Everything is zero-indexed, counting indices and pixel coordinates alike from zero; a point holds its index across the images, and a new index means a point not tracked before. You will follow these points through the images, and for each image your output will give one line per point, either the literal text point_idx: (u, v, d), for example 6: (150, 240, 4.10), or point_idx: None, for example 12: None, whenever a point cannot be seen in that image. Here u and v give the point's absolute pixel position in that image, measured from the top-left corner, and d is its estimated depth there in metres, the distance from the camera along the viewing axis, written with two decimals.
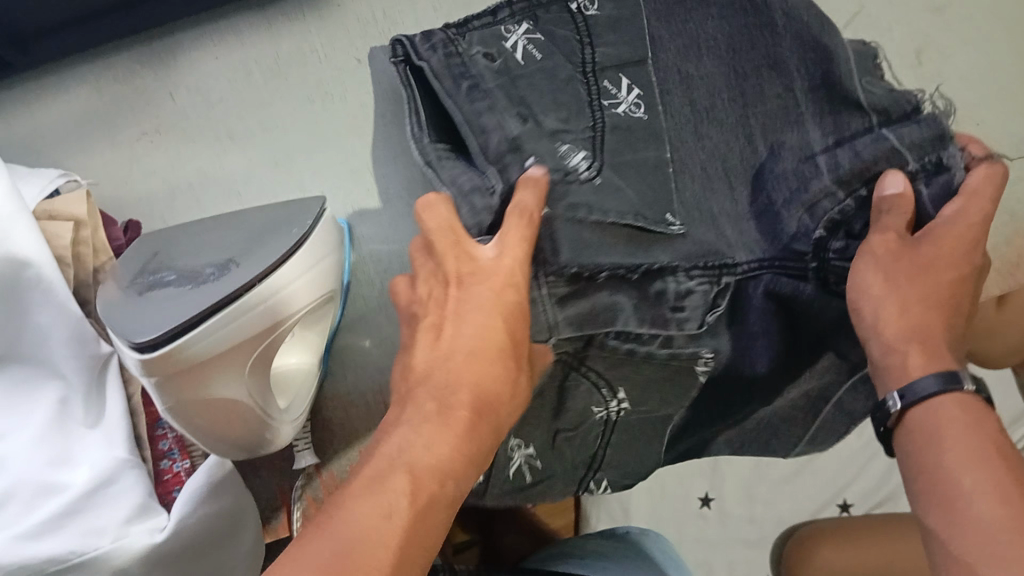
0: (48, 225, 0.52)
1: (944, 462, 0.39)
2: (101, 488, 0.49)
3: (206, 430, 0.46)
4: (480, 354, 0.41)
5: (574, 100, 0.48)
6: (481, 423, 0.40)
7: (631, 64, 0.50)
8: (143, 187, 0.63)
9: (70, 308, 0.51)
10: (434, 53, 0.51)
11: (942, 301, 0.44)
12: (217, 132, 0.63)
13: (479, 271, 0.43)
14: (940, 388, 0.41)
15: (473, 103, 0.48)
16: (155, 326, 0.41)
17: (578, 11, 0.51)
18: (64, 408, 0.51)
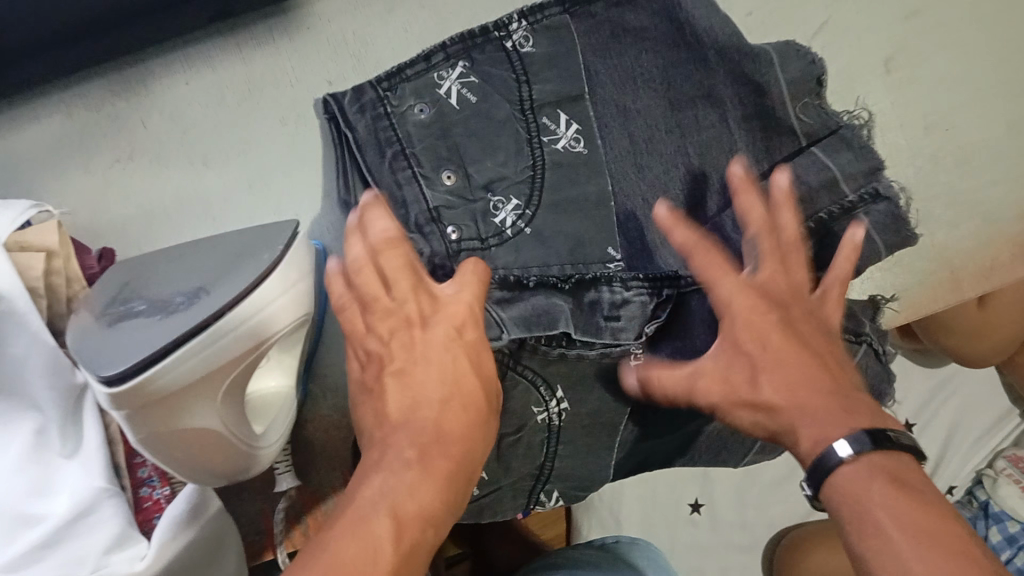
0: (19, 256, 0.51)
1: (874, 521, 0.42)
2: (80, 518, 0.49)
3: (179, 459, 0.46)
4: (451, 399, 0.45)
5: (512, 143, 0.56)
6: (453, 476, 0.43)
7: (569, 99, 0.57)
8: (118, 213, 0.62)
9: (44, 336, 0.51)
10: (365, 116, 0.54)
11: (794, 371, 0.50)
12: (191, 156, 0.63)
13: (438, 309, 0.48)
14: (863, 449, 0.45)
15: (397, 171, 0.54)
16: (125, 358, 0.41)
17: (514, 48, 0.57)
18: (40, 438, 0.51)
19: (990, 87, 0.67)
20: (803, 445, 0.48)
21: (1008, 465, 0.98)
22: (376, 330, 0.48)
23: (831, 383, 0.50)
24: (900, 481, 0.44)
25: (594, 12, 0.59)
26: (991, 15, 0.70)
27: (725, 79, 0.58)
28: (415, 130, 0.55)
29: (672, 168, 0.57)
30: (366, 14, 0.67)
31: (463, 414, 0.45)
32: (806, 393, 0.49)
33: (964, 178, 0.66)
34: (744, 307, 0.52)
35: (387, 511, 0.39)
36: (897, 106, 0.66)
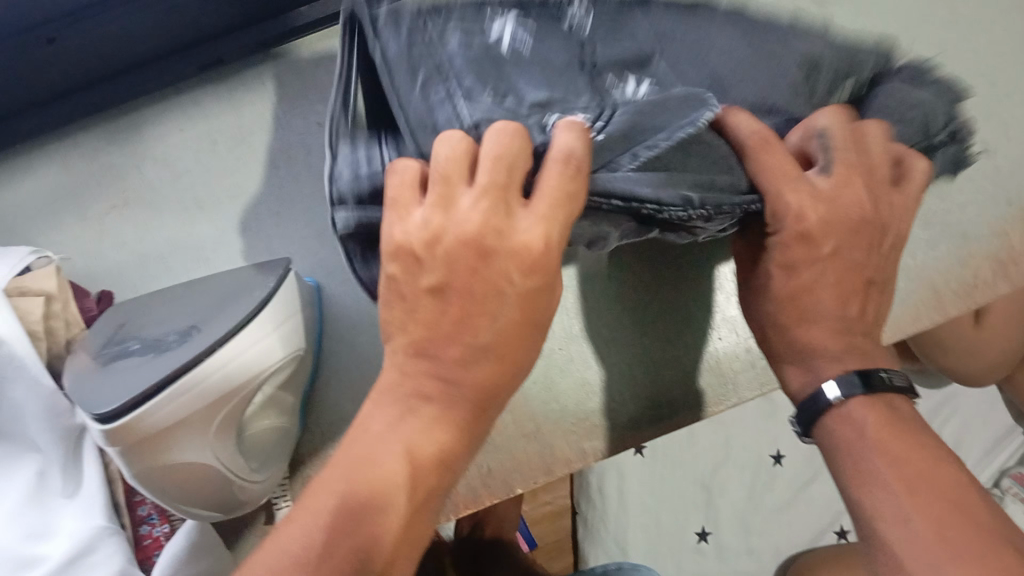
0: (19, 300, 0.52)
1: (867, 467, 0.43)
2: (79, 559, 0.50)
3: (173, 493, 0.47)
4: (503, 347, 0.43)
5: (568, 82, 0.47)
6: (471, 407, 0.44)
7: (634, 63, 0.51)
8: (117, 258, 0.64)
9: (43, 381, 0.52)
10: (399, 31, 0.47)
11: (822, 299, 0.48)
12: (187, 200, 0.65)
13: (506, 237, 0.41)
14: (856, 393, 0.45)
15: (426, 93, 0.45)
16: (118, 395, 0.43)
17: (576, 20, 0.52)
18: (40, 480, 0.52)
19: (960, 107, 0.70)
20: (789, 378, 0.49)
21: (1012, 484, 0.97)
22: (432, 216, 0.42)
23: (853, 349, 0.47)
24: (891, 423, 0.44)
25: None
26: (967, 42, 0.71)
27: (805, 46, 0.52)
28: (451, 57, 0.46)
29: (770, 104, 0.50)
30: None
31: (509, 348, 0.43)
32: (819, 334, 0.48)
33: (949, 199, 0.67)
34: (812, 224, 0.46)
35: (402, 452, 0.41)
36: None
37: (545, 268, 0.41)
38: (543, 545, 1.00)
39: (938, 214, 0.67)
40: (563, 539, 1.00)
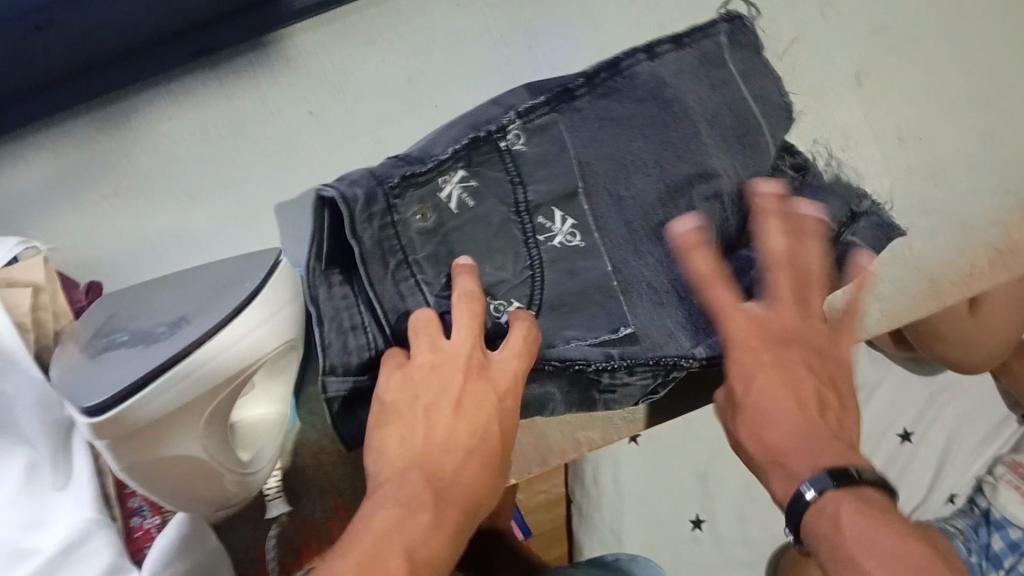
0: (7, 292, 0.52)
1: (854, 551, 0.44)
2: (72, 549, 0.50)
3: (163, 487, 0.47)
4: (483, 448, 0.51)
5: (509, 245, 0.57)
6: (457, 520, 0.47)
7: (568, 197, 0.57)
8: (107, 248, 0.63)
9: (32, 373, 0.52)
10: (371, 225, 0.53)
11: (772, 408, 0.52)
12: (178, 190, 0.64)
13: (486, 368, 0.53)
14: (830, 487, 0.47)
15: (397, 285, 0.55)
16: (107, 388, 0.42)
17: (508, 147, 0.57)
18: (31, 474, 0.52)
19: (956, 95, 0.69)
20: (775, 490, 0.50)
21: (1006, 472, 0.98)
22: (426, 357, 0.53)
23: (802, 419, 0.51)
24: (865, 509, 0.46)
25: (579, 107, 0.58)
26: (967, 28, 0.71)
27: (719, 150, 0.58)
28: (417, 237, 0.55)
29: (675, 252, 0.58)
30: (346, 46, 0.68)
31: (485, 468, 0.50)
32: (779, 437, 0.51)
33: (946, 187, 0.67)
34: (753, 338, 0.54)
35: (404, 554, 0.43)
36: (869, 118, 0.68)
37: (512, 393, 0.53)
38: (538, 534, 1.01)
39: (934, 203, 0.67)
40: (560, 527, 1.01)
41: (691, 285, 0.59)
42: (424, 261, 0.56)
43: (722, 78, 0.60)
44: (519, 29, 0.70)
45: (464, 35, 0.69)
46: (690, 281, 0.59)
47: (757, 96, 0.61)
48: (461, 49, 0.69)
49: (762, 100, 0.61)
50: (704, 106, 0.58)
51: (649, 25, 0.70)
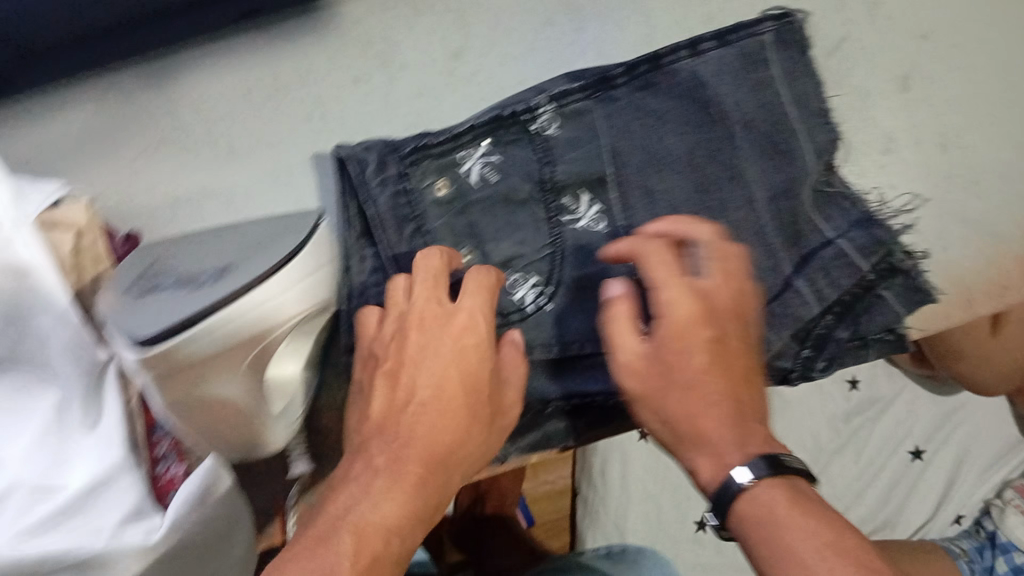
0: (52, 232, 0.52)
1: (794, 543, 0.43)
2: (96, 491, 0.51)
3: (198, 426, 0.49)
4: (451, 409, 0.50)
5: (530, 221, 0.61)
6: (423, 470, 0.48)
7: (594, 182, 0.60)
8: (140, 199, 0.62)
9: (70, 314, 0.52)
10: (384, 188, 0.58)
11: (711, 395, 0.49)
12: (216, 147, 0.64)
13: (443, 318, 0.52)
14: (764, 474, 0.46)
15: (415, 250, 0.59)
16: (161, 320, 0.42)
17: (539, 131, 0.60)
18: (60, 413, 0.52)
19: (1002, 105, 0.69)
20: (698, 468, 0.49)
21: (1015, 497, 1.01)
22: (389, 326, 0.53)
23: (733, 407, 0.49)
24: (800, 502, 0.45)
25: (616, 96, 0.61)
26: (1011, 37, 0.71)
27: (751, 155, 0.61)
28: (434, 208, 0.59)
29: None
30: (396, 14, 0.68)
31: (451, 415, 0.50)
32: (711, 422, 0.49)
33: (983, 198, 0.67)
34: (691, 317, 0.51)
35: (349, 529, 0.45)
36: (914, 122, 0.67)
37: (473, 333, 0.52)
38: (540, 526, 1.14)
39: (967, 213, 0.66)
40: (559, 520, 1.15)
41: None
42: (439, 232, 0.59)
43: (761, 80, 0.61)
44: (566, 11, 0.70)
45: (510, 15, 0.70)
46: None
47: (798, 98, 0.62)
48: (510, 27, 0.69)
49: (800, 103, 0.62)
50: (742, 105, 0.61)
51: (696, 16, 0.70)
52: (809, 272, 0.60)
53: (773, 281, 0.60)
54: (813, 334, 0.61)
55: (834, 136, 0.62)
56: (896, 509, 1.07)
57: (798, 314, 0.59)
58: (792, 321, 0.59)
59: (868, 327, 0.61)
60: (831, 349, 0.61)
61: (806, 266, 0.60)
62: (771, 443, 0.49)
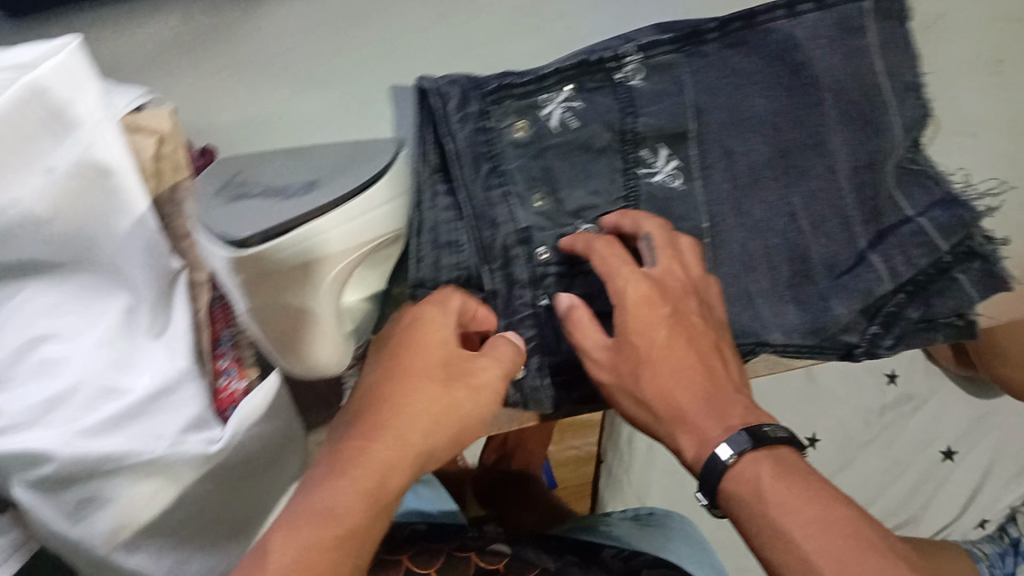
0: (133, 136, 0.52)
1: (777, 513, 0.48)
2: (160, 397, 0.52)
3: (283, 342, 0.48)
4: (416, 409, 0.51)
5: (606, 171, 0.60)
6: (397, 452, 0.50)
7: (675, 137, 0.59)
8: (220, 115, 0.63)
9: (147, 219, 0.52)
10: (464, 124, 0.58)
11: (676, 374, 0.53)
12: (296, 70, 0.64)
13: (411, 320, 0.54)
14: (749, 447, 0.50)
15: (490, 191, 0.58)
16: (256, 223, 0.43)
17: (624, 80, 0.59)
18: (127, 318, 0.53)
19: None
20: (683, 446, 0.53)
21: None
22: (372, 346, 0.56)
23: (709, 386, 0.54)
24: (782, 471, 0.50)
25: (706, 52, 0.60)
26: None
27: (838, 126, 0.59)
28: (512, 149, 0.59)
29: (773, 218, 0.61)
30: None
31: (422, 397, 0.51)
32: (687, 398, 0.53)
33: None
34: (648, 303, 0.54)
35: (315, 515, 0.47)
36: (1001, 107, 0.67)
37: (444, 330, 0.53)
38: (563, 487, 1.16)
39: None
40: (583, 484, 1.16)
41: (786, 258, 0.61)
42: (515, 175, 0.59)
43: (857, 47, 0.59)
44: None
45: None
46: (785, 252, 0.61)
47: (891, 69, 0.59)
48: None
49: (895, 75, 0.59)
50: (836, 71, 0.59)
51: None
52: (884, 248, 0.60)
53: (844, 252, 0.61)
54: (879, 311, 0.61)
55: (925, 112, 0.60)
56: (921, 508, 1.06)
57: (870, 289, 0.60)
58: (862, 295, 0.60)
59: (937, 311, 0.61)
60: (899, 326, 0.61)
61: (881, 242, 0.60)
62: (750, 414, 0.53)
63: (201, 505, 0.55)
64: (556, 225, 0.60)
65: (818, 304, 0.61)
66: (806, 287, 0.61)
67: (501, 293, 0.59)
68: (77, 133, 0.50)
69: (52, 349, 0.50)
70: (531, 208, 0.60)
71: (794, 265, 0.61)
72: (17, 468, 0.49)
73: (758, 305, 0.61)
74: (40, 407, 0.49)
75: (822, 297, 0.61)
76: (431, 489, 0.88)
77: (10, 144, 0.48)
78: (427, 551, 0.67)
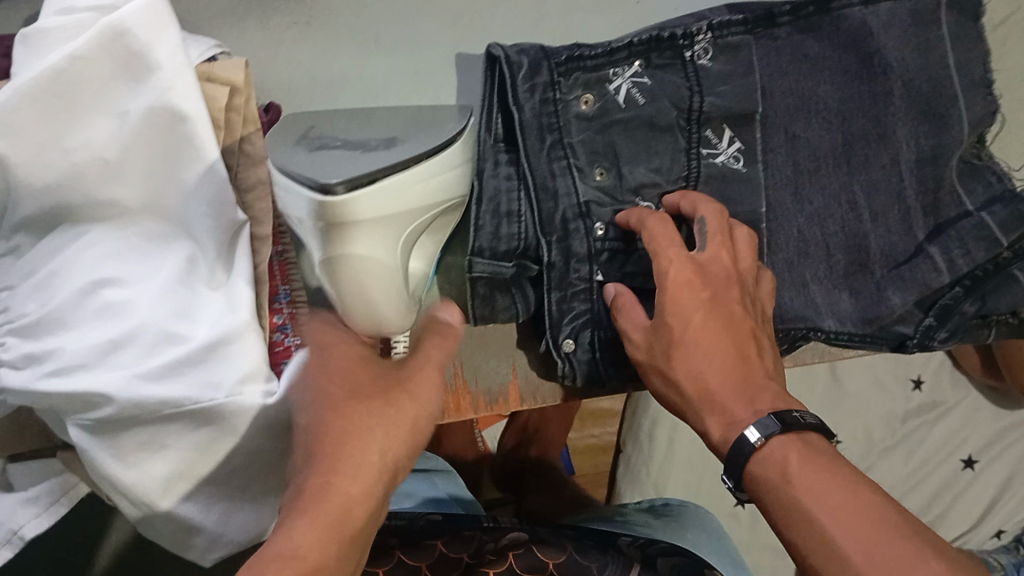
0: (206, 86, 0.53)
1: (807, 499, 0.44)
2: (220, 346, 0.51)
3: (352, 295, 0.47)
4: (365, 432, 0.45)
5: (669, 150, 0.59)
6: (358, 478, 0.43)
7: (740, 118, 0.59)
8: (286, 74, 0.63)
9: (217, 168, 0.52)
10: (532, 94, 0.57)
11: (709, 355, 0.51)
12: (363, 34, 0.64)
13: (341, 348, 0.49)
14: (776, 430, 0.47)
15: (553, 163, 0.58)
16: (348, 169, 0.42)
17: (693, 58, 0.59)
18: (189, 268, 0.53)
19: None
20: (710, 429, 0.50)
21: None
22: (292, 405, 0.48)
23: (744, 371, 0.51)
24: (811, 453, 0.46)
25: (776, 35, 0.59)
26: None
27: (904, 116, 0.59)
28: (575, 122, 0.59)
29: (832, 206, 0.60)
30: None
31: (372, 407, 0.46)
32: (718, 379, 0.51)
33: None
34: (689, 284, 0.53)
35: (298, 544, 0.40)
36: None
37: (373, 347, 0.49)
38: (582, 474, 1.16)
39: None
40: (601, 473, 1.16)
41: (843, 247, 0.60)
42: (578, 148, 0.59)
43: (925, 38, 0.58)
44: None
45: None
46: (843, 240, 0.60)
47: (961, 63, 0.58)
48: None
49: (964, 71, 0.58)
50: (907, 60, 0.58)
51: None
52: (944, 240, 0.59)
53: (903, 243, 0.60)
54: (934, 305, 0.60)
55: (994, 109, 0.58)
56: (940, 516, 1.04)
57: (928, 282, 0.59)
58: (918, 287, 0.59)
59: (994, 306, 0.60)
60: (954, 321, 0.60)
61: (939, 235, 0.60)
62: (780, 399, 0.49)
63: (254, 456, 0.54)
64: (617, 203, 0.60)
65: (872, 293, 0.60)
66: (862, 276, 0.60)
67: (557, 267, 0.59)
68: (152, 78, 0.50)
69: (114, 293, 0.50)
70: (591, 183, 0.59)
71: (851, 254, 0.60)
72: (74, 408, 0.49)
73: (813, 292, 0.60)
74: (99, 348, 0.49)
75: (877, 288, 0.60)
76: (451, 476, 0.83)
77: (83, 90, 0.50)
78: (460, 535, 0.64)
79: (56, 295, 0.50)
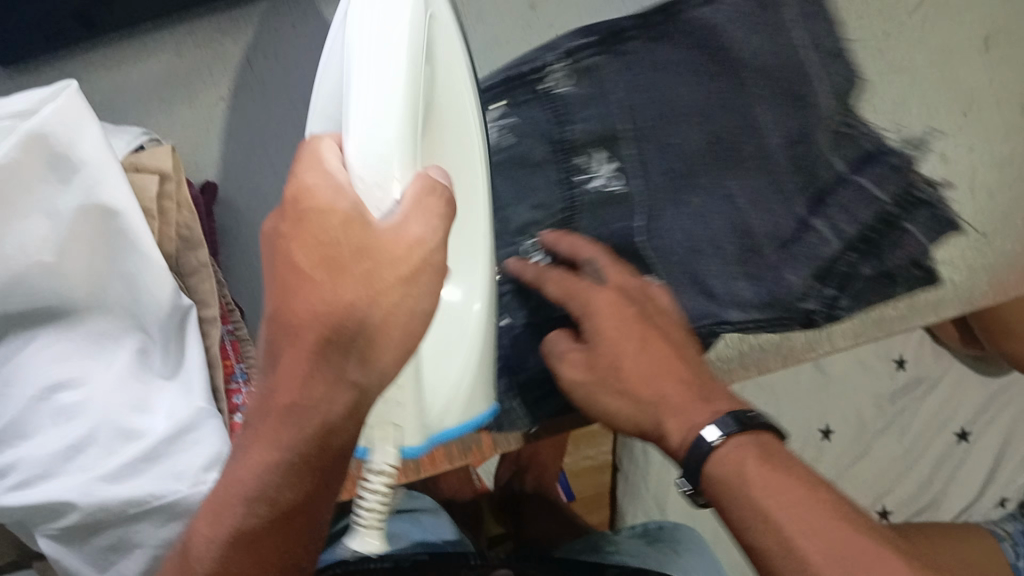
0: (136, 178, 0.54)
1: (766, 498, 0.44)
2: (179, 436, 0.51)
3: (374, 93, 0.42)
4: (343, 333, 0.38)
5: (544, 182, 0.62)
6: (328, 393, 0.38)
7: (605, 140, 0.62)
8: None
9: (153, 255, 0.52)
10: None
11: (646, 364, 0.51)
12: None
13: (307, 209, 0.38)
14: (733, 429, 0.46)
15: None
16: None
17: (552, 89, 0.62)
18: (139, 360, 0.53)
19: None
20: (670, 434, 0.49)
21: None
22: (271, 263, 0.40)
23: (676, 378, 0.51)
24: (768, 457, 0.46)
25: (627, 48, 0.63)
26: None
27: (767, 100, 0.63)
28: None
29: (712, 205, 0.62)
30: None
31: (345, 294, 0.37)
32: (668, 387, 0.50)
33: None
34: (609, 305, 0.53)
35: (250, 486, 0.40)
36: None
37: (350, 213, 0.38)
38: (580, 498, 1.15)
39: None
40: (600, 493, 1.14)
41: (732, 238, 0.62)
42: None
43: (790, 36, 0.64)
44: None
45: None
46: (728, 230, 0.62)
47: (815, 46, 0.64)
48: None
49: (819, 52, 0.65)
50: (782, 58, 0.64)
51: None
52: (825, 211, 0.62)
53: (785, 222, 0.62)
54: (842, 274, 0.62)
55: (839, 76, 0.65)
56: (942, 490, 1.03)
57: (817, 252, 0.61)
58: (811, 258, 0.61)
59: (893, 261, 0.62)
60: (855, 284, 0.62)
61: (821, 204, 0.62)
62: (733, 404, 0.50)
63: None
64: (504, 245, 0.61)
65: (770, 277, 0.61)
66: (755, 261, 0.61)
67: None
68: (81, 176, 0.51)
69: (66, 396, 0.49)
70: None
71: (740, 240, 0.62)
72: (39, 519, 0.48)
73: (710, 285, 0.60)
74: (57, 455, 0.48)
75: (774, 270, 0.61)
76: (437, 515, 0.81)
77: (13, 195, 0.49)
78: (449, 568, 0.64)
79: (8, 407, 0.49)
